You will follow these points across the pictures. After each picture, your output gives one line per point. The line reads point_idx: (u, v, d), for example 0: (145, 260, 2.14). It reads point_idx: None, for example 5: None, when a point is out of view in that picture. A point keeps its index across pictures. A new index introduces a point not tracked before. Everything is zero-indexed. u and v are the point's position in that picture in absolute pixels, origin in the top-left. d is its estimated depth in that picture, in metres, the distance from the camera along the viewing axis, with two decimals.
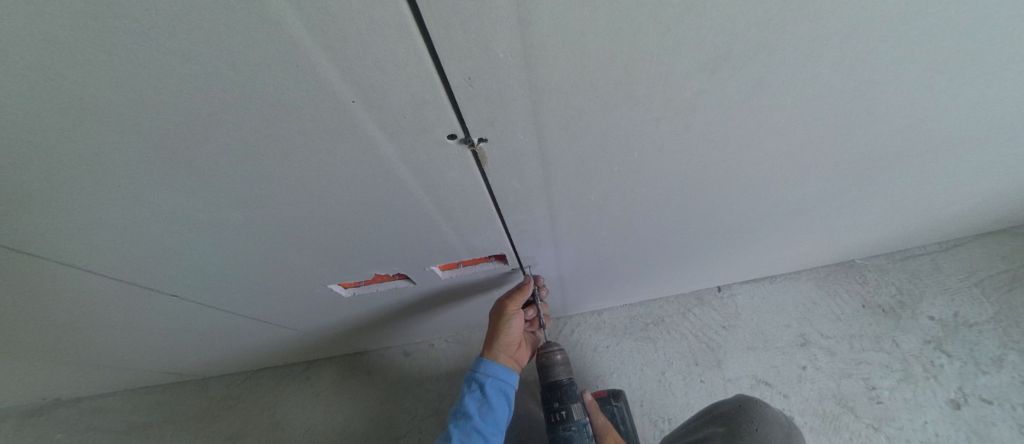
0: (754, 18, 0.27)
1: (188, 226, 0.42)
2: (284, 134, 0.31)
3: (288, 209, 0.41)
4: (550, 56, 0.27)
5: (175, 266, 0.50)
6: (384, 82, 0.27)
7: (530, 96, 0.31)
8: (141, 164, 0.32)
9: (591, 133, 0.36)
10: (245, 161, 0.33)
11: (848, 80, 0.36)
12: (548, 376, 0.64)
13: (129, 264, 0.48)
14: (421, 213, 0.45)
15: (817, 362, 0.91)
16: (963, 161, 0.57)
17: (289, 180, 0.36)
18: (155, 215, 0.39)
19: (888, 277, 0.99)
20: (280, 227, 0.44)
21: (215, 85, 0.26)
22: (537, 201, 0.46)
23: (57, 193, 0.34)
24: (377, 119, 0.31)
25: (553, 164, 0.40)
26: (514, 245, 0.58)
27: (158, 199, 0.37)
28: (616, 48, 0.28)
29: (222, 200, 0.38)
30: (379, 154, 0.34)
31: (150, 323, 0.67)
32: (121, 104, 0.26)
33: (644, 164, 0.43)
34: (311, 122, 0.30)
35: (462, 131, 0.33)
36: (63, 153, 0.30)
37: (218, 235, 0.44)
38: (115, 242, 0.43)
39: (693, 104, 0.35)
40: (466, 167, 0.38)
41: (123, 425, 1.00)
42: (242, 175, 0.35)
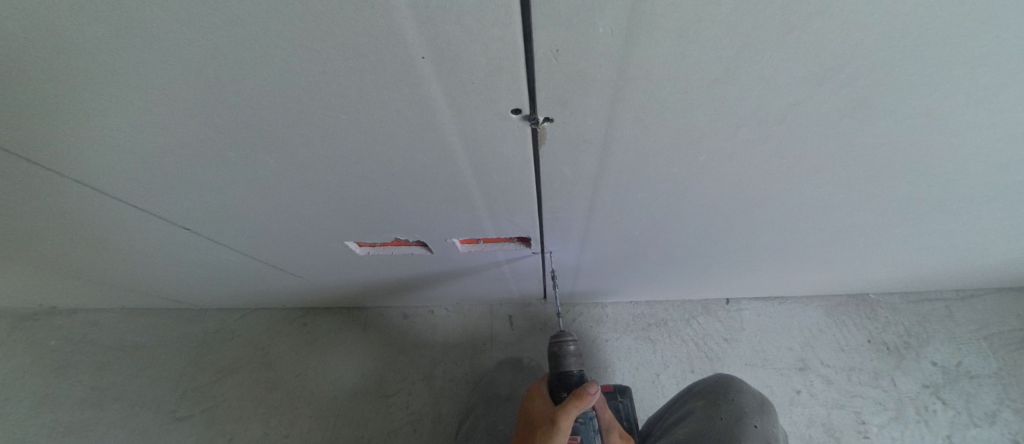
0: (891, 36, 0.24)
1: (214, 161, 0.39)
2: (338, 82, 0.28)
3: (323, 160, 0.38)
4: (654, 42, 0.24)
5: (191, 199, 0.47)
6: (463, 41, 0.24)
7: (615, 82, 0.28)
8: (175, 88, 0.29)
9: (665, 130, 0.33)
10: (288, 104, 0.30)
11: (957, 117, 0.33)
12: (558, 366, 0.63)
13: (143, 189, 0.45)
14: (458, 185, 0.42)
15: (812, 389, 0.92)
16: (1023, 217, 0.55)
17: (330, 131, 0.33)
18: (180, 145, 0.36)
19: (898, 316, 0.98)
20: (309, 177, 0.42)
21: (276, 16, 0.22)
22: (583, 190, 0.44)
23: (80, 105, 0.31)
24: (442, 80, 0.27)
25: (612, 156, 0.37)
26: (542, 231, 0.56)
27: (187, 129, 0.34)
28: (728, 45, 0.24)
29: (255, 141, 0.35)
30: (434, 118, 0.32)
31: (157, 249, 0.66)
32: (165, 21, 0.23)
33: (705, 171, 0.40)
34: (371, 73, 0.27)
35: (529, 107, 0.30)
36: (90, 61, 0.27)
37: (243, 176, 0.42)
38: (134, 167, 0.40)
39: (783, 116, 0.32)
40: (521, 145, 0.35)
41: (116, 342, 1.00)
42: (282, 118, 0.32)
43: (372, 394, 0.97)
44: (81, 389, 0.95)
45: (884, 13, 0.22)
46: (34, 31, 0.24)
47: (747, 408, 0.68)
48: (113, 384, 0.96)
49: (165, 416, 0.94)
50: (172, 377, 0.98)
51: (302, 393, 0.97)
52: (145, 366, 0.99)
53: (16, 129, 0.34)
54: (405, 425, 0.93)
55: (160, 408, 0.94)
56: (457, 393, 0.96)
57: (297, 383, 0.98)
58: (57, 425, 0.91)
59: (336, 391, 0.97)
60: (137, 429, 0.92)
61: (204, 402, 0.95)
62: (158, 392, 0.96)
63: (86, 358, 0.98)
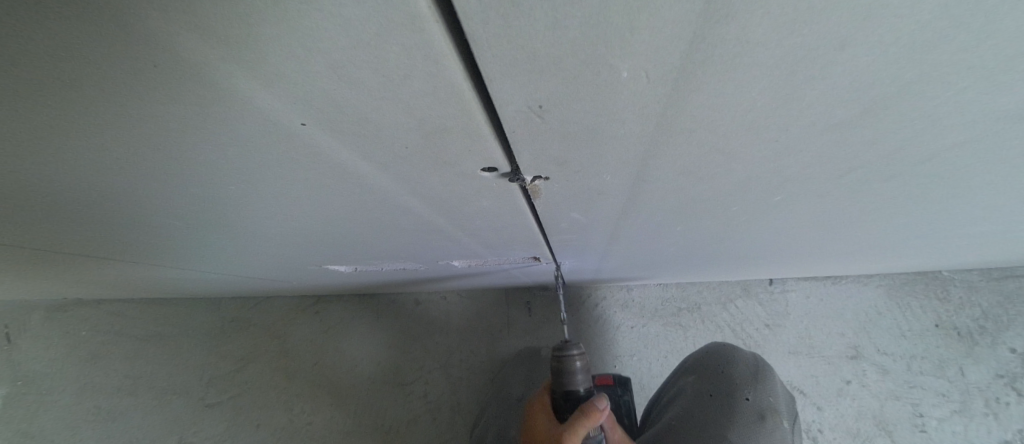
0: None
1: (130, 221, 0.31)
2: (203, 154, 0.18)
3: (257, 216, 0.30)
4: (726, 91, 0.13)
5: (124, 247, 0.39)
6: (378, 111, 0.14)
7: (649, 140, 0.16)
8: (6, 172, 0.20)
9: (731, 176, 0.21)
10: (172, 178, 0.21)
11: None
12: (563, 384, 0.56)
13: (62, 242, 0.37)
14: (436, 228, 0.32)
15: (864, 379, 0.84)
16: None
17: (246, 196, 0.25)
18: (75, 213, 0.28)
19: (976, 297, 0.84)
20: (254, 228, 0.34)
21: (39, 93, 0.13)
22: (603, 227, 0.33)
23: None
24: (361, 151, 0.17)
25: (646, 199, 0.25)
26: (554, 254, 0.46)
27: (70, 202, 0.26)
28: (870, 88, 0.13)
29: (163, 207, 0.27)
30: (369, 181, 0.21)
31: (134, 270, 0.60)
32: None
33: (785, 202, 0.28)
34: (254, 149, 0.17)
35: (509, 164, 0.19)
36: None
37: (173, 230, 0.34)
38: (42, 231, 0.33)
39: (927, 156, 0.20)
40: (507, 197, 0.24)
41: (139, 333, 1.01)
42: (164, 186, 0.23)
43: (390, 382, 0.98)
44: (116, 378, 0.97)
45: None
46: None
47: (739, 380, 0.67)
48: (141, 375, 0.99)
49: (196, 403, 0.98)
50: (198, 366, 1.00)
51: (324, 381, 0.99)
52: (169, 357, 1.01)
53: None
54: (424, 413, 0.94)
55: (192, 395, 0.98)
56: (474, 381, 0.96)
57: (317, 371, 1.00)
58: (91, 415, 0.94)
59: (356, 379, 0.98)
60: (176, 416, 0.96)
61: (231, 390, 0.98)
62: (188, 382, 0.99)
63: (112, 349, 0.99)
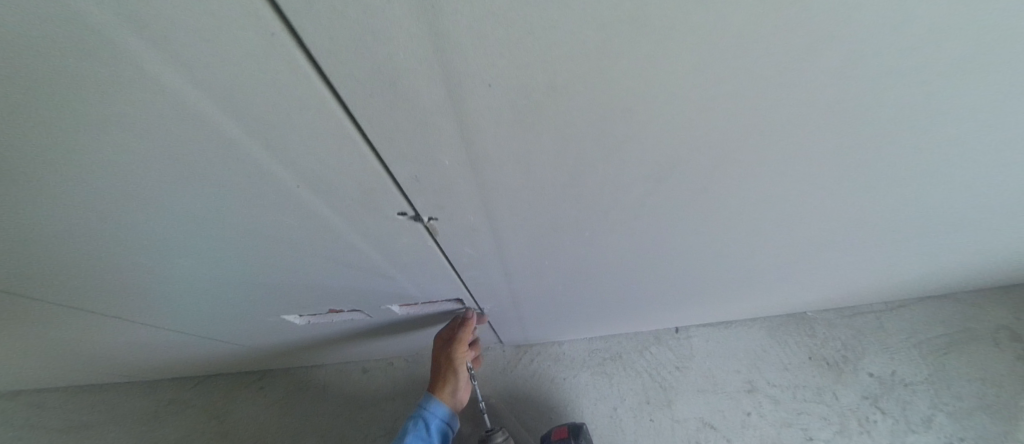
0: (710, 105, 0.25)
1: (118, 240, 0.40)
2: (247, 200, 0.33)
3: (227, 229, 0.38)
4: (491, 115, 0.23)
5: (128, 279, 0.49)
6: (281, 108, 0.23)
7: (451, 133, 0.25)
8: (27, 179, 0.29)
9: (546, 202, 0.33)
10: (129, 170, 0.29)
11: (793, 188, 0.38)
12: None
13: (71, 273, 0.47)
14: (374, 265, 0.45)
15: (761, 409, 0.97)
16: (919, 241, 0.60)
17: (212, 202, 0.33)
18: (135, 249, 0.42)
19: (833, 332, 1.05)
20: (183, 233, 0.38)
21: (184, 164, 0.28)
22: (492, 262, 0.47)
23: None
24: (280, 145, 0.26)
25: (506, 237, 0.41)
26: (471, 294, 0.59)
27: (73, 214, 0.35)
28: (555, 114, 0.24)
29: (140, 217, 0.36)
30: (305, 189, 0.31)
31: (108, 330, 0.68)
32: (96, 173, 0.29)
33: (600, 239, 0.45)
34: (198, 144, 0.26)
35: (411, 208, 0.34)
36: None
37: (164, 254, 0.43)
38: (100, 267, 0.46)
39: (646, 181, 0.33)
40: (418, 234, 0.39)
41: (60, 424, 0.99)
42: (209, 224, 0.37)
43: None
44: None
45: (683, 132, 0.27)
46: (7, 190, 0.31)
47: None
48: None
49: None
50: None
51: None
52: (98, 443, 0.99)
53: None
54: None
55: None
56: None
57: None
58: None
59: None
60: None
61: None
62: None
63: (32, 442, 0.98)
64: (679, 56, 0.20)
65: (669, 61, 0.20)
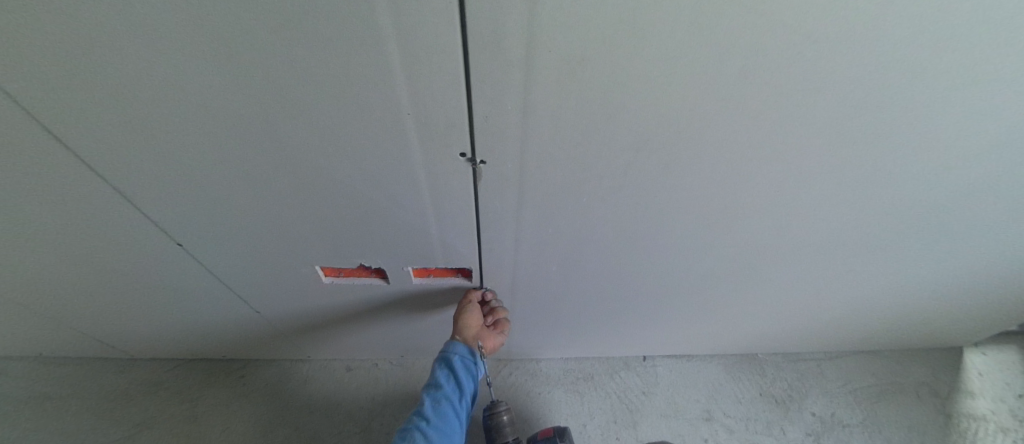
0: (670, 83, 0.42)
1: (238, 178, 0.51)
2: (359, 132, 0.46)
3: (331, 173, 0.52)
4: (545, 94, 0.43)
5: (214, 219, 0.59)
6: (427, 54, 0.38)
7: (520, 84, 0.41)
8: (220, 121, 0.43)
9: (561, 161, 0.53)
10: (291, 100, 0.41)
11: (718, 179, 0.57)
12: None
13: (165, 205, 0.56)
14: (420, 212, 0.60)
15: (717, 437, 1.04)
16: (822, 260, 0.78)
17: (338, 141, 0.47)
18: (238, 183, 0.52)
19: (781, 372, 1.16)
20: (292, 167, 0.50)
21: (336, 93, 0.41)
22: (508, 224, 0.64)
23: (148, 132, 0.44)
24: (412, 97, 0.43)
25: (525, 192, 0.58)
26: (481, 263, 0.73)
27: (227, 153, 0.47)
28: (580, 77, 0.41)
29: (274, 154, 0.48)
30: (409, 134, 0.47)
31: (138, 279, 0.75)
32: (264, 102, 0.41)
33: (590, 208, 0.62)
34: (361, 92, 0.41)
35: (471, 151, 0.50)
36: (173, 104, 0.40)
37: (263, 195, 0.55)
38: (193, 200, 0.55)
39: (626, 159, 0.53)
40: (466, 179, 0.54)
41: (21, 394, 0.97)
42: (317, 157, 0.49)
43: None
44: None
45: (651, 113, 0.46)
46: (183, 114, 0.42)
47: None
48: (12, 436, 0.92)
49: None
50: (80, 431, 0.94)
51: None
52: (55, 416, 0.95)
53: (116, 170, 0.49)
54: None
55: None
56: None
57: (221, 437, 0.97)
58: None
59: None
60: None
61: None
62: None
63: None
64: (657, 48, 0.38)
65: (641, 63, 0.39)
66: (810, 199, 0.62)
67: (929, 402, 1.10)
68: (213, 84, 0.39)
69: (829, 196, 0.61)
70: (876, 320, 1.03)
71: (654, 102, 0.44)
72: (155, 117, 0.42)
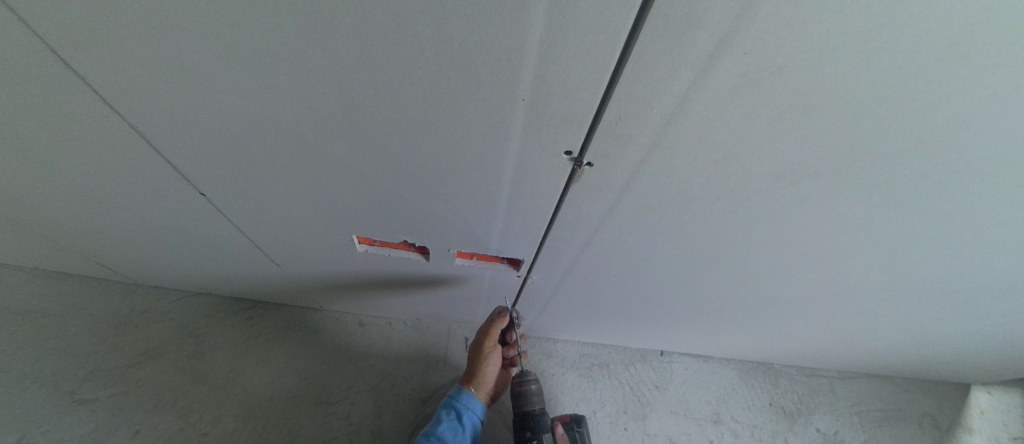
0: (873, 107, 0.32)
1: (292, 136, 0.42)
2: (452, 109, 0.36)
3: (401, 146, 0.41)
4: (708, 99, 0.32)
5: (249, 174, 0.50)
6: (584, 29, 0.27)
7: (685, 83, 0.31)
8: (284, 67, 0.33)
9: (684, 176, 0.42)
10: (383, 57, 0.31)
11: (851, 217, 0.48)
12: (522, 406, 0.73)
13: (193, 151, 0.46)
14: (490, 202, 0.50)
15: (723, 440, 1.06)
16: (900, 302, 0.72)
17: (423, 115, 0.37)
18: (287, 140, 0.42)
19: (793, 385, 1.16)
20: (358, 133, 0.40)
21: (443, 58, 0.31)
22: (585, 227, 0.54)
23: (190, 69, 0.34)
24: (535, 80, 0.32)
25: (622, 202, 0.47)
26: (536, 256, 0.65)
27: (282, 105, 0.37)
28: (766, 87, 0.30)
29: (342, 118, 0.38)
30: (513, 123, 0.37)
31: (149, 214, 0.66)
32: (345, 53, 0.31)
33: (685, 229, 0.52)
34: (474, 64, 0.31)
35: (579, 150, 0.40)
36: (229, 40, 0.30)
37: (316, 159, 0.45)
38: (228, 150, 0.45)
39: (759, 184, 0.43)
40: (559, 178, 0.44)
41: (11, 305, 0.90)
42: (391, 126, 0.39)
43: (313, 398, 0.95)
44: None
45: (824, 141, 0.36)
46: (238, 53, 0.32)
47: None
48: (4, 351, 0.86)
49: (61, 397, 0.84)
50: (77, 354, 0.89)
51: (233, 391, 0.92)
52: (50, 335, 0.90)
53: (142, 105, 0.39)
54: (343, 436, 0.91)
55: (58, 387, 0.85)
56: (401, 408, 0.97)
57: (229, 378, 0.93)
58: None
59: (274, 392, 0.94)
60: (20, 408, 0.82)
61: (113, 386, 0.88)
62: (61, 368, 0.87)
63: None
64: (889, 63, 0.28)
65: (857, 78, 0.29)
66: (938, 244, 0.53)
67: (930, 432, 1.12)
68: (286, 21, 0.28)
69: (963, 244, 0.53)
70: (912, 358, 1.00)
71: (833, 129, 0.35)
72: (199, 50, 0.32)
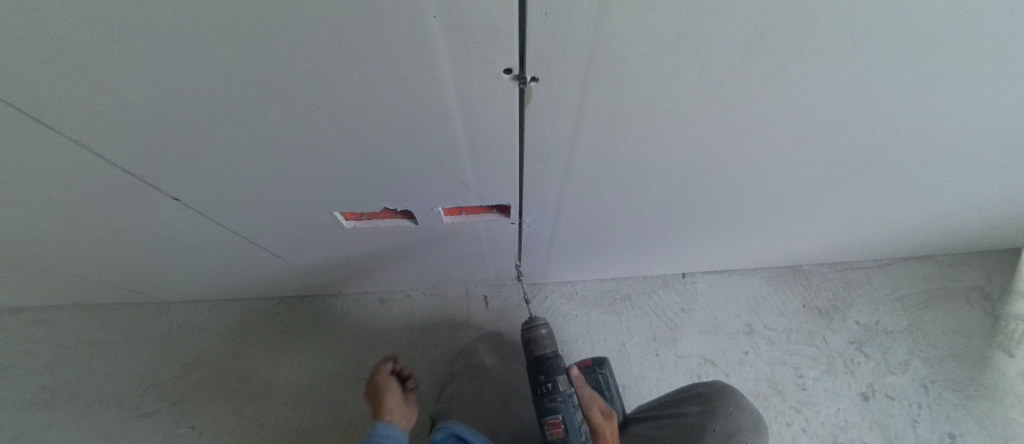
0: None
1: (224, 119, 0.40)
2: (364, 48, 0.32)
3: (333, 105, 0.39)
4: None
5: (209, 171, 0.49)
6: None
7: None
8: (172, 42, 0.30)
9: (641, 72, 0.38)
10: (261, 5, 0.27)
11: (854, 81, 0.41)
12: (535, 351, 0.73)
13: (146, 157, 0.46)
14: (450, 148, 0.48)
15: (757, 349, 1.05)
16: (930, 172, 0.65)
17: (339, 64, 0.34)
18: (223, 123, 0.41)
19: (827, 282, 1.12)
20: (285, 101, 0.38)
21: None
22: (559, 154, 0.51)
23: (89, 68, 0.32)
24: None
25: (586, 117, 0.44)
26: (521, 199, 0.63)
27: (196, 86, 0.35)
28: None
29: (260, 85, 0.35)
30: (435, 50, 0.33)
31: (145, 236, 0.68)
32: (219, 9, 0.27)
33: (663, 132, 0.48)
34: None
35: (519, 66, 0.36)
36: (100, 21, 0.28)
37: (261, 140, 0.44)
38: (176, 148, 0.45)
39: (729, 62, 0.37)
40: (510, 104, 0.41)
41: (72, 340, 1.01)
42: (313, 85, 0.36)
43: (352, 376, 1.01)
44: (39, 390, 0.96)
45: None
46: (120, 36, 0.29)
47: (744, 426, 0.69)
48: (79, 380, 0.97)
49: (132, 412, 0.95)
50: (138, 372, 0.99)
51: (279, 382, 1.00)
52: (109, 360, 1.00)
53: (74, 120, 0.39)
54: None
55: (130, 403, 0.96)
56: (434, 371, 1.02)
57: (273, 371, 1.02)
58: (23, 423, 0.92)
59: (315, 376, 1.01)
60: (105, 425, 0.93)
61: (175, 395, 0.97)
62: (128, 387, 0.97)
63: (42, 357, 0.99)
64: None
65: None
66: (964, 96, 0.46)
67: (980, 305, 1.05)
68: None
69: (994, 96, 0.45)
70: (953, 231, 0.92)
71: None
72: (80, 42, 0.29)
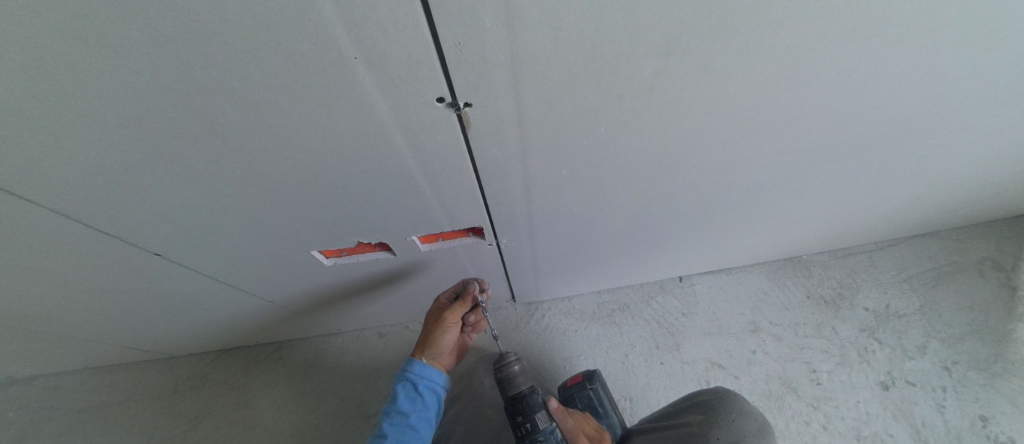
0: None
1: (186, 173, 0.42)
2: (295, 93, 0.34)
3: (282, 149, 0.41)
4: None
5: (183, 224, 0.52)
6: None
7: None
8: (122, 107, 0.33)
9: (568, 86, 0.39)
10: (188, 62, 0.29)
11: (784, 70, 0.42)
12: (510, 390, 0.71)
13: (121, 219, 0.49)
14: (407, 177, 0.49)
15: (765, 347, 1.01)
16: (896, 150, 0.64)
17: (276, 111, 0.36)
18: (183, 178, 0.43)
19: (829, 271, 1.08)
20: (237, 150, 0.40)
21: (244, 44, 0.29)
22: (515, 172, 0.52)
23: (53, 139, 0.35)
24: (351, 35, 0.30)
25: (530, 133, 0.45)
26: (491, 220, 0.64)
27: (153, 147, 0.38)
28: None
29: (209, 138, 0.38)
30: (365, 88, 0.35)
31: (135, 295, 0.70)
32: (154, 71, 0.30)
33: (610, 140, 0.49)
34: (279, 40, 0.29)
35: (450, 94, 0.38)
36: (55, 94, 0.30)
37: (224, 189, 0.46)
38: (145, 207, 0.47)
39: (653, 66, 0.38)
40: (452, 130, 0.42)
41: (80, 404, 1.03)
42: (257, 132, 0.38)
43: (355, 414, 1.00)
44: None
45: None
46: (77, 108, 0.32)
47: (750, 434, 0.65)
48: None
49: None
50: (142, 431, 0.99)
51: (283, 427, 0.99)
52: (115, 421, 1.01)
53: (48, 190, 0.41)
54: None
55: None
56: None
57: (275, 418, 1.01)
58: None
59: (318, 418, 1.00)
60: None
61: None
62: None
63: (49, 425, 1.00)
64: None
65: None
66: (903, 73, 0.45)
67: (992, 277, 1.00)
68: (82, 61, 0.28)
69: (936, 65, 0.44)
70: (947, 204, 0.89)
71: None
72: (44, 118, 0.33)
